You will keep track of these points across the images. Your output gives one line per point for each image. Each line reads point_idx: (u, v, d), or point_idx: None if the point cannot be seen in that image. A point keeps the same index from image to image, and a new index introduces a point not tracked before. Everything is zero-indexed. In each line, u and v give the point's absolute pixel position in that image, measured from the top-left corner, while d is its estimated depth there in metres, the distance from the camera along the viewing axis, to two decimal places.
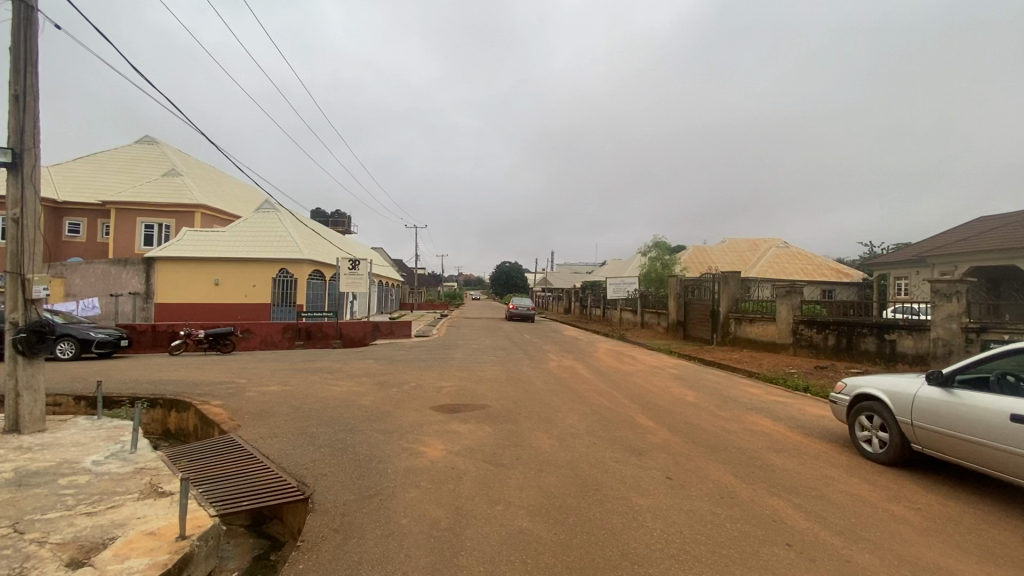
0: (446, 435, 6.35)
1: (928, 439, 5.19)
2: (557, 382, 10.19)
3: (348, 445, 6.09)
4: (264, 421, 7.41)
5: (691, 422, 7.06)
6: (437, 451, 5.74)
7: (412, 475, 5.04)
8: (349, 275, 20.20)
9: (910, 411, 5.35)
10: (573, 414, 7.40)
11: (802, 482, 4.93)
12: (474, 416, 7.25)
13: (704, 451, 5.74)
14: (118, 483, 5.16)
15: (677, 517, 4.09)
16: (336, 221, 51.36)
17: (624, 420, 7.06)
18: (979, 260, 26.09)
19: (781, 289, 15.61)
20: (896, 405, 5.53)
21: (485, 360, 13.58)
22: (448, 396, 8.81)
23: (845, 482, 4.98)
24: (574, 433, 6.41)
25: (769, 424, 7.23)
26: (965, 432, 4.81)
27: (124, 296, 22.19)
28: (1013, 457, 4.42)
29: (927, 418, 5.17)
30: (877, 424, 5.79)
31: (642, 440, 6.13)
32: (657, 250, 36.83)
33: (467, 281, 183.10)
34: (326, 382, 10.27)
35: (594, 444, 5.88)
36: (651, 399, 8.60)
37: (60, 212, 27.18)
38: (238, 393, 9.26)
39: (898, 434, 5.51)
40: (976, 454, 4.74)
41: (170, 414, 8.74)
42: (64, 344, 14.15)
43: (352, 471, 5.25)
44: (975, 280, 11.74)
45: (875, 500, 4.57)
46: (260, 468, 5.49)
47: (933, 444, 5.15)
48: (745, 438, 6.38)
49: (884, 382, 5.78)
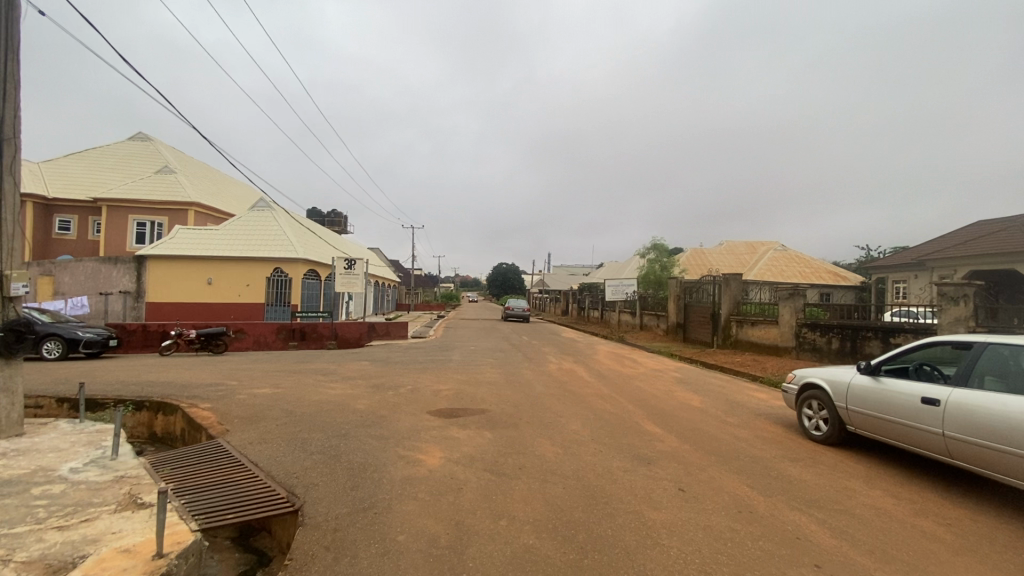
0: (444, 442, 6.06)
1: (859, 421, 5.98)
2: (557, 385, 9.91)
3: (341, 453, 5.78)
4: (254, 425, 7.10)
5: (699, 429, 6.80)
6: (435, 459, 5.44)
7: (410, 485, 4.74)
8: (345, 275, 19.84)
9: (846, 397, 6.13)
10: (576, 419, 7.14)
11: (822, 494, 4.66)
12: (474, 422, 6.97)
13: (716, 460, 5.48)
14: (95, 494, 4.83)
15: (695, 534, 3.81)
16: (332, 220, 51.00)
17: (629, 426, 6.79)
18: (980, 264, 25.95)
19: (784, 291, 15.42)
20: (836, 392, 6.31)
21: (483, 362, 13.30)
22: (445, 399, 8.52)
23: (867, 494, 4.71)
24: (579, 439, 6.14)
25: (779, 430, 6.98)
26: (889, 414, 5.57)
27: (114, 295, 21.77)
28: (924, 433, 5.16)
29: (858, 403, 5.94)
30: (816, 415, 6.58)
31: (650, 448, 5.85)
32: (656, 253, 36.51)
33: (463, 283, 182.63)
34: (320, 385, 9.95)
35: (601, 453, 5.61)
36: (655, 404, 8.36)
37: (50, 208, 26.73)
38: (227, 395, 8.93)
39: (837, 418, 6.29)
40: (897, 433, 5.49)
41: (157, 417, 8.40)
42: (50, 344, 13.80)
43: (345, 481, 4.95)
44: (983, 284, 11.58)
45: (901, 514, 4.31)
46: (248, 477, 5.19)
47: (863, 424, 5.93)
48: (756, 445, 6.13)
49: (823, 372, 6.57)
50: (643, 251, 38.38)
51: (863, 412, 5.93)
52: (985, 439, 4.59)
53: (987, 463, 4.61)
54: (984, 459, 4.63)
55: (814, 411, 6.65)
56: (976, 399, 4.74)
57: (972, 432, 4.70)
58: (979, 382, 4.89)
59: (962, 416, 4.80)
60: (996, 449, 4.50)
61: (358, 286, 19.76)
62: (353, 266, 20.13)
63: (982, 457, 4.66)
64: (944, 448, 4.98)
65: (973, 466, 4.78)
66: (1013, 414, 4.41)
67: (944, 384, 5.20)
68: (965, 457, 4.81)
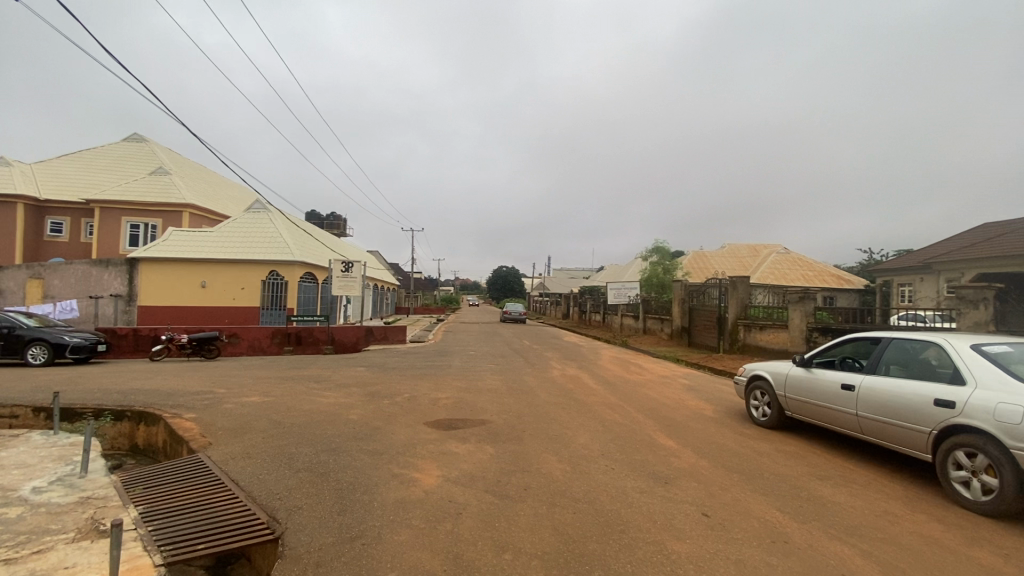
0: (441, 458, 5.58)
1: (794, 407, 6.76)
2: (562, 393, 9.45)
3: (330, 470, 5.30)
4: (239, 438, 6.63)
5: (713, 441, 6.36)
6: (433, 479, 4.96)
7: (403, 510, 4.26)
8: (342, 278, 19.36)
9: (785, 385, 6.87)
10: (583, 432, 6.67)
11: (863, 519, 4.17)
12: (474, 434, 6.49)
13: (738, 479, 5.01)
14: (55, 518, 4.36)
15: (725, 569, 3.34)
16: (330, 222, 50.70)
17: (638, 439, 6.35)
18: (987, 267, 25.59)
19: (793, 295, 14.95)
20: (777, 381, 7.06)
21: (484, 367, 12.91)
22: (444, 409, 8.04)
23: (911, 519, 4.23)
24: (588, 455, 5.67)
25: (799, 443, 6.51)
26: (818, 398, 6.32)
27: (105, 298, 21.29)
28: (844, 414, 5.92)
29: (795, 391, 6.70)
30: (756, 405, 7.35)
31: (666, 465, 5.38)
32: (659, 256, 36.10)
33: (464, 286, 182.34)
34: (313, 392, 9.48)
35: (612, 470, 5.15)
36: (665, 413, 7.93)
37: (41, 210, 26.30)
38: (214, 405, 8.46)
39: (778, 404, 7.03)
40: (823, 415, 6.26)
41: (139, 428, 7.94)
42: (36, 349, 13.35)
43: (332, 504, 4.47)
44: (1003, 287, 11.05)
45: (954, 545, 3.82)
46: (226, 499, 4.73)
47: (797, 409, 6.70)
48: (777, 460, 5.68)
49: (767, 365, 7.32)
50: (644, 254, 37.86)
51: (799, 398, 6.67)
52: (888, 417, 5.33)
53: (888, 436, 5.37)
54: (887, 434, 5.39)
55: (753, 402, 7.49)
56: (882, 384, 5.48)
57: (878, 411, 5.45)
58: (886, 370, 5.63)
59: (870, 398, 5.55)
60: (896, 424, 5.25)
61: (356, 289, 19.31)
62: (351, 269, 19.63)
63: (887, 432, 5.38)
64: (858, 425, 5.74)
65: (880, 440, 5.53)
66: (906, 396, 5.17)
67: (859, 373, 5.95)
68: (875, 433, 5.56)
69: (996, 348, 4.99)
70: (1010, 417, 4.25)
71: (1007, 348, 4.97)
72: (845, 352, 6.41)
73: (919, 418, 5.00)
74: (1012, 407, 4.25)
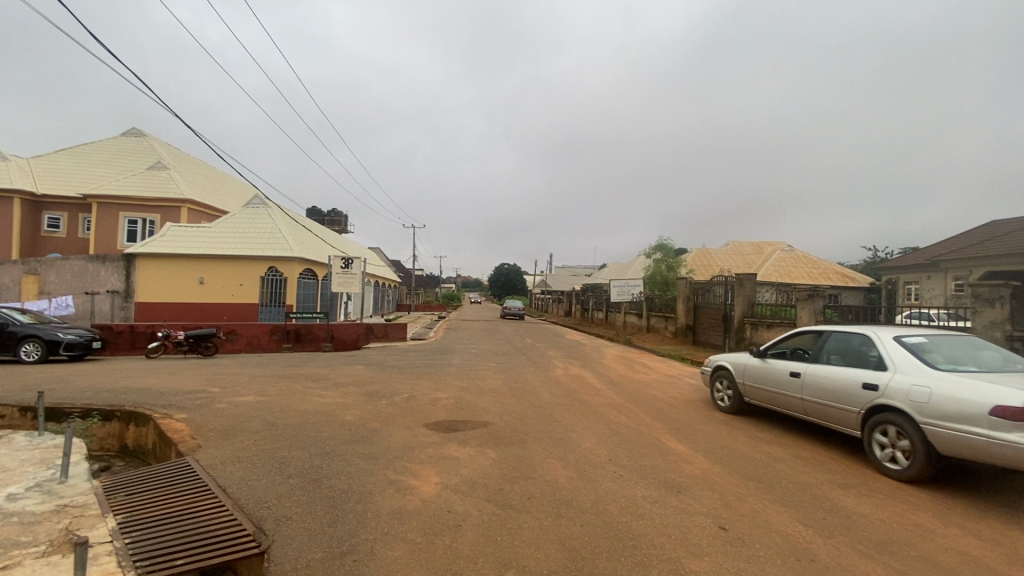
0: (440, 463, 5.30)
1: (749, 393, 7.48)
2: (565, 393, 9.17)
3: (324, 476, 5.03)
4: (230, 440, 6.36)
5: (725, 446, 6.08)
6: (431, 487, 4.68)
7: (398, 522, 3.98)
8: (341, 274, 19.06)
9: (744, 373, 7.52)
10: (587, 434, 6.41)
11: (894, 534, 3.87)
12: (476, 437, 6.22)
13: (754, 487, 4.72)
14: (26, 530, 4.10)
15: None
16: (331, 218, 50.44)
17: (647, 443, 6.07)
18: (995, 265, 25.28)
19: (802, 292, 14.71)
20: (736, 370, 7.75)
21: (485, 365, 12.69)
22: (444, 410, 7.77)
23: (943, 533, 3.93)
24: (594, 460, 5.39)
25: (816, 449, 6.21)
26: (772, 385, 6.99)
27: (102, 294, 21.04)
28: (791, 398, 6.62)
29: (751, 378, 7.41)
30: (719, 393, 8.03)
31: (677, 471, 5.10)
32: (662, 253, 35.81)
33: (466, 284, 181.99)
34: (310, 392, 9.22)
35: (622, 478, 4.86)
36: (671, 414, 7.67)
37: (39, 206, 26.11)
38: (206, 405, 8.19)
39: (737, 390, 7.71)
40: (773, 399, 6.97)
41: (128, 429, 7.67)
42: (29, 346, 13.11)
43: (324, 515, 4.18)
44: (1021, 285, 10.48)
45: (995, 563, 3.52)
46: (212, 507, 4.44)
47: (752, 394, 7.42)
48: (793, 467, 5.39)
49: (727, 355, 8.02)
50: (647, 251, 37.49)
51: (755, 384, 7.34)
52: (826, 399, 6.04)
53: (827, 416, 6.08)
54: (826, 415, 6.10)
55: (717, 390, 8.15)
56: (822, 371, 6.18)
57: (819, 394, 6.15)
58: (827, 358, 6.34)
59: (813, 382, 6.25)
60: (833, 405, 5.95)
61: (355, 286, 19.03)
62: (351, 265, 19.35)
63: (825, 412, 6.10)
64: (802, 408, 6.46)
65: (820, 420, 6.24)
66: (841, 380, 5.89)
67: (804, 362, 6.65)
68: (816, 414, 6.26)
69: (915, 339, 5.74)
70: (920, 397, 5.00)
71: (925, 339, 5.71)
72: (794, 343, 7.09)
73: (851, 399, 5.71)
74: (922, 388, 5.00)
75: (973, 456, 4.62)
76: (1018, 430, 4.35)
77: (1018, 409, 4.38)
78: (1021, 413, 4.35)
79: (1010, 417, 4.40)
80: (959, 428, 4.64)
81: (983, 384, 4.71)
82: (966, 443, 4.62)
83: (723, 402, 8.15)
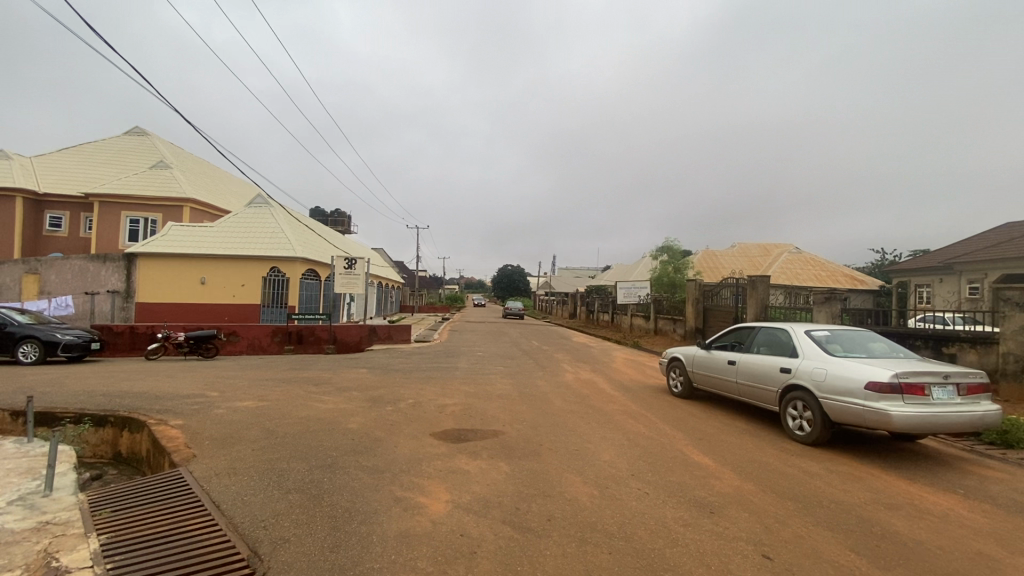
0: (450, 478, 4.93)
1: (697, 379, 8.77)
2: (577, 399, 8.81)
3: (324, 492, 4.66)
4: (227, 450, 6.01)
5: (752, 459, 5.70)
6: (441, 506, 4.30)
7: (407, 548, 3.60)
8: (344, 275, 18.73)
9: (693, 361, 8.81)
10: (605, 445, 6.06)
11: (960, 566, 3.47)
12: (487, 448, 5.86)
13: (794, 507, 4.34)
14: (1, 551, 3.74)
15: None
16: (335, 219, 50.17)
17: (668, 454, 5.73)
18: (1009, 268, 24.86)
19: (819, 295, 14.20)
20: (688, 359, 9.04)
21: (492, 369, 12.39)
22: (451, 417, 7.43)
23: (1014, 565, 3.52)
24: (616, 475, 5.01)
25: (851, 463, 5.79)
26: (714, 371, 8.29)
27: (102, 294, 20.77)
28: (729, 381, 7.89)
29: (698, 366, 8.69)
30: (672, 380, 9.31)
31: (706, 488, 4.73)
32: (669, 255, 35.43)
33: (469, 285, 181.46)
34: (311, 397, 8.86)
35: (648, 496, 4.49)
36: (690, 422, 7.33)
37: (40, 204, 25.87)
38: (204, 410, 7.84)
39: (687, 376, 8.99)
40: (715, 382, 8.24)
41: (122, 435, 7.29)
42: (27, 346, 12.81)
43: (325, 539, 3.80)
44: None
45: None
46: (203, 527, 4.07)
47: (699, 379, 8.70)
48: (832, 484, 4.99)
49: (681, 347, 9.31)
50: (654, 252, 37.04)
51: (702, 371, 8.63)
52: (754, 381, 7.31)
53: (755, 395, 7.35)
54: (755, 394, 7.39)
55: (672, 378, 9.38)
56: (752, 358, 7.46)
57: (749, 377, 7.43)
58: (755, 348, 7.63)
59: (745, 367, 7.53)
60: (758, 386, 7.23)
61: (359, 287, 18.69)
62: (354, 266, 18.97)
63: (753, 392, 7.37)
64: (736, 389, 7.72)
65: (750, 399, 7.51)
66: (766, 366, 7.17)
67: (740, 353, 7.93)
68: (746, 394, 7.53)
69: (822, 332, 7.09)
70: (819, 376, 6.32)
71: (829, 332, 7.06)
72: (734, 336, 8.37)
73: (772, 380, 6.99)
74: (821, 369, 6.33)
75: (855, 422, 5.94)
76: (885, 400, 5.68)
77: (885, 384, 5.72)
78: (886, 387, 5.69)
79: (879, 390, 5.72)
80: (846, 400, 5.97)
81: (863, 365, 6.06)
82: (851, 412, 5.92)
83: (676, 387, 9.39)
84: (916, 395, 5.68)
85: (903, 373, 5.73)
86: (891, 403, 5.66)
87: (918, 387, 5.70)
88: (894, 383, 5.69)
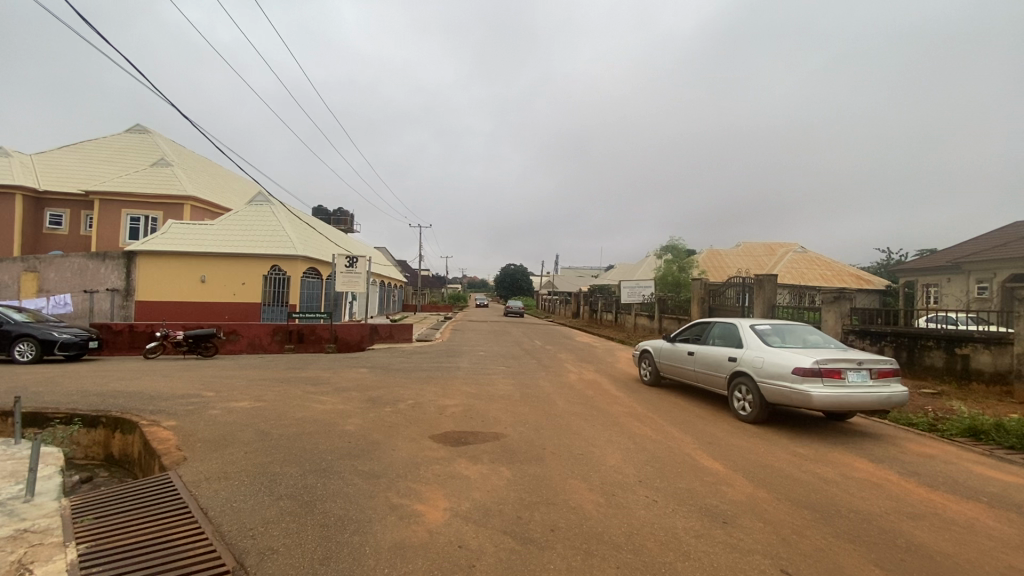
0: (450, 483, 4.71)
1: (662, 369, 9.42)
2: (581, 400, 8.59)
3: (317, 498, 4.45)
4: (219, 452, 5.80)
5: (763, 464, 5.47)
6: (438, 514, 4.08)
7: (401, 560, 3.39)
8: (346, 273, 18.49)
9: (659, 352, 9.45)
10: (609, 448, 5.86)
11: None
12: (488, 451, 5.65)
13: (812, 517, 4.10)
14: None
15: None
16: (337, 218, 50.04)
17: (674, 458, 5.52)
18: (1018, 268, 24.51)
19: (828, 294, 13.71)
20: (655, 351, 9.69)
21: (493, 369, 12.21)
22: (452, 418, 7.24)
23: None
24: (622, 481, 4.79)
25: (868, 467, 5.55)
26: (676, 360, 8.96)
27: (101, 292, 20.65)
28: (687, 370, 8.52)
29: (663, 357, 9.34)
30: (641, 369, 9.98)
31: (718, 495, 4.50)
32: (673, 254, 35.14)
33: (471, 284, 181.22)
34: (309, 397, 8.66)
35: (656, 503, 4.27)
36: (696, 424, 7.12)
37: (41, 202, 25.77)
38: (198, 411, 7.65)
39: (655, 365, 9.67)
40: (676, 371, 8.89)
41: (113, 437, 7.10)
42: (24, 345, 12.66)
43: (314, 550, 3.58)
44: None
45: None
46: (188, 536, 3.85)
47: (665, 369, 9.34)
48: (851, 492, 4.74)
49: (650, 341, 9.96)
50: (657, 251, 36.76)
51: (667, 362, 9.27)
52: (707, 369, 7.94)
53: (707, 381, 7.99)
54: (710, 381, 8.03)
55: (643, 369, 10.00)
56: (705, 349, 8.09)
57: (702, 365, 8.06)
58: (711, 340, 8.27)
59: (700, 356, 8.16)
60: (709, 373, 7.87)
61: (360, 285, 18.44)
62: (355, 264, 18.74)
63: (706, 379, 8.00)
64: (693, 376, 8.35)
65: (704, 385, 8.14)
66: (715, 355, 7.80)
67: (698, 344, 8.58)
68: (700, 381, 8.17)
69: (765, 325, 7.71)
70: (757, 363, 6.94)
71: (771, 325, 7.69)
72: (693, 330, 9.00)
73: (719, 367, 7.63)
74: (757, 357, 6.95)
75: (784, 403, 6.54)
76: (806, 382, 6.29)
77: (806, 368, 6.33)
78: (808, 371, 6.30)
79: (802, 373, 6.33)
80: (776, 383, 6.58)
81: (792, 353, 6.68)
82: (780, 393, 6.54)
83: (647, 377, 10.01)
84: (834, 378, 6.29)
85: (822, 359, 6.35)
86: (812, 385, 6.26)
87: (836, 371, 6.30)
88: (814, 368, 6.30)
